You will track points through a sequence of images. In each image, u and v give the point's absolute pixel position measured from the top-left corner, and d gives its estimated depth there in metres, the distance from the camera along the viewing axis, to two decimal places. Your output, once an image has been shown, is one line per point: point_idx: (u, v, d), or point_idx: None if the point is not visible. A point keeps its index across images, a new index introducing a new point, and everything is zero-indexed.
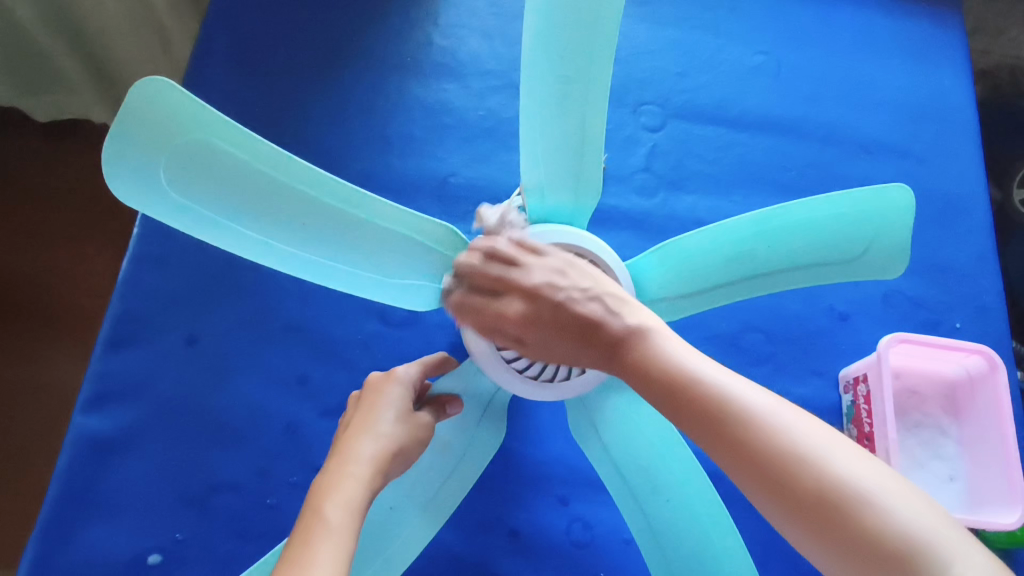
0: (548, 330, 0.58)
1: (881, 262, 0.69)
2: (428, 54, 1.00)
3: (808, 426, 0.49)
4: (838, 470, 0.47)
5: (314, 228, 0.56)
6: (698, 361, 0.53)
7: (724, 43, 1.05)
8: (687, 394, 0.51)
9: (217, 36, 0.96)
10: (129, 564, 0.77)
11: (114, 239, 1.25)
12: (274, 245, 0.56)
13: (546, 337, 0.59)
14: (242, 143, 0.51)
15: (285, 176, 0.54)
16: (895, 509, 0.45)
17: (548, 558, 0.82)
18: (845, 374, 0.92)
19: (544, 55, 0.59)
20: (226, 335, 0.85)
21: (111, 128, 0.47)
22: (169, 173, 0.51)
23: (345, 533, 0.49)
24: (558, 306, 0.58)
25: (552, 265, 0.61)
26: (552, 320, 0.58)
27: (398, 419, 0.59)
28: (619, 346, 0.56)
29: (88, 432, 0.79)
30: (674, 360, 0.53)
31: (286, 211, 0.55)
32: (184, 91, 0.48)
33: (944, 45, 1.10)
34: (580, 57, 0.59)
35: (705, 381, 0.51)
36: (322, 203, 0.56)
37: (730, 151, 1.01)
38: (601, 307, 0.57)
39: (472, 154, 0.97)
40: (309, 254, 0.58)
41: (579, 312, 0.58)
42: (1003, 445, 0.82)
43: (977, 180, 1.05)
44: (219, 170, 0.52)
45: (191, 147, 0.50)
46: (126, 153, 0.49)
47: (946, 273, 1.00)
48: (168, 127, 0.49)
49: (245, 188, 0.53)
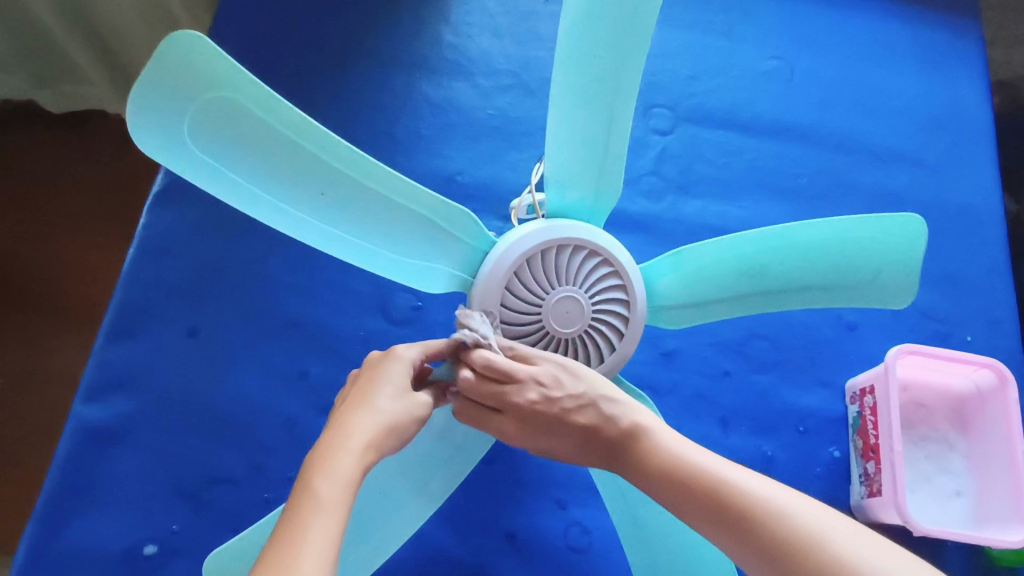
0: (547, 437, 0.62)
1: (890, 289, 0.68)
2: (439, 51, 1.00)
3: (762, 482, 0.55)
4: (790, 517, 0.52)
5: (334, 198, 0.56)
6: (674, 440, 0.60)
7: (738, 46, 1.04)
8: (664, 467, 0.59)
9: (226, 29, 0.96)
10: (124, 555, 0.77)
11: (122, 230, 1.25)
12: (288, 211, 0.56)
13: (547, 443, 0.63)
14: (270, 107, 0.50)
15: (310, 144, 0.53)
16: (840, 542, 0.50)
17: (544, 562, 0.81)
18: (851, 385, 0.91)
19: (575, 50, 0.58)
20: (227, 328, 0.84)
21: (141, 78, 0.46)
22: (193, 129, 0.49)
23: (336, 508, 0.48)
24: (555, 420, 0.61)
25: (546, 374, 0.61)
26: (551, 428, 0.62)
27: (396, 396, 0.58)
28: (617, 443, 0.62)
29: (86, 420, 0.79)
30: (681, 457, 0.59)
31: (307, 180, 0.55)
32: (216, 47, 0.46)
33: (961, 54, 1.09)
34: (613, 56, 0.58)
35: (676, 453, 0.59)
36: (343, 174, 0.55)
37: (741, 156, 1.00)
38: (597, 412, 0.62)
39: (479, 153, 0.97)
40: (325, 225, 0.58)
41: (575, 421, 0.62)
42: (1012, 462, 0.81)
43: (991, 191, 1.04)
44: (246, 130, 0.51)
45: (219, 107, 0.49)
46: (152, 106, 0.47)
47: (958, 285, 0.99)
48: (197, 82, 0.47)
49: (269, 152, 0.52)
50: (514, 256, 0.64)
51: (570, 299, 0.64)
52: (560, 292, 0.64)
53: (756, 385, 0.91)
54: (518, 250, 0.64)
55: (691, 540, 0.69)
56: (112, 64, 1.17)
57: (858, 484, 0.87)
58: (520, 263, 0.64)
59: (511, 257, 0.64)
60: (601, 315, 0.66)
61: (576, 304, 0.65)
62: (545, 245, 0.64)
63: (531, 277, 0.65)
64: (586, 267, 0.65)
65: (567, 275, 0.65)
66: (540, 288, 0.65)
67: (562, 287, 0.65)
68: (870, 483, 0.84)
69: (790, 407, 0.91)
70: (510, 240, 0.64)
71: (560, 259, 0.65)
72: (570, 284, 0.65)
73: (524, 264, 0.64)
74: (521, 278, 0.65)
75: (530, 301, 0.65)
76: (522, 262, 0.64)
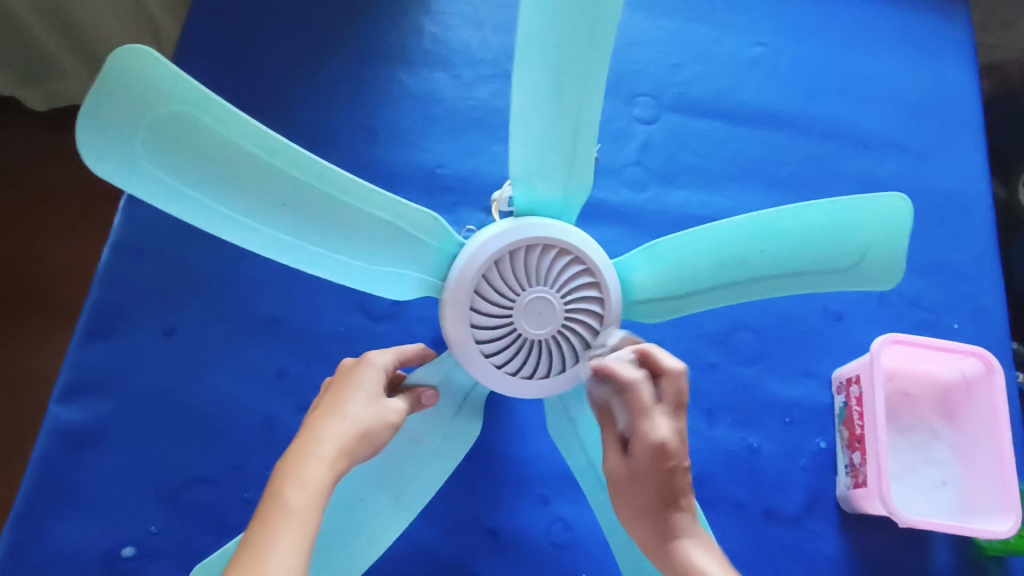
0: (657, 476, 0.59)
1: (873, 275, 0.67)
2: (419, 42, 0.98)
3: None
4: None
5: (297, 211, 0.55)
6: (703, 548, 0.60)
7: (723, 33, 1.02)
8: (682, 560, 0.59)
9: (202, 21, 0.94)
10: (102, 558, 0.76)
11: (102, 225, 1.23)
12: (252, 227, 0.54)
13: (650, 481, 0.60)
14: (225, 119, 0.49)
15: (266, 155, 0.52)
16: None
17: (526, 558, 0.81)
18: (838, 374, 0.90)
19: (540, 41, 0.57)
20: (204, 327, 0.83)
21: (91, 90, 0.45)
22: (146, 148, 0.48)
23: (305, 517, 0.48)
24: (677, 466, 0.60)
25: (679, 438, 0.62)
26: (664, 465, 0.59)
27: (367, 402, 0.58)
28: (677, 526, 0.60)
29: (62, 423, 0.78)
30: (698, 558, 0.59)
31: (268, 191, 0.53)
32: (163, 59, 0.45)
33: (950, 38, 1.07)
34: (579, 50, 0.57)
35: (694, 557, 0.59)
36: (304, 185, 0.54)
37: (725, 145, 0.99)
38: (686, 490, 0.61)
39: (459, 146, 0.95)
40: (288, 236, 0.56)
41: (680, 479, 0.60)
42: (999, 449, 0.80)
43: (980, 177, 1.03)
44: (201, 145, 0.49)
45: (173, 119, 0.48)
46: (105, 125, 0.46)
47: (945, 272, 0.98)
48: (146, 98, 0.46)
49: (227, 164, 0.51)
50: (483, 258, 0.63)
51: (542, 299, 0.63)
52: (531, 293, 0.63)
53: (741, 376, 0.90)
54: (485, 253, 0.63)
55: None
56: (89, 60, 1.14)
57: (844, 475, 0.87)
58: (488, 265, 0.63)
59: (479, 259, 0.63)
60: (574, 314, 0.65)
61: (548, 304, 0.63)
62: (513, 246, 0.63)
63: (500, 279, 0.64)
64: (557, 266, 0.64)
65: (537, 276, 0.64)
66: (510, 289, 0.64)
67: (533, 287, 0.63)
68: (855, 474, 0.84)
69: (776, 399, 0.90)
70: (476, 243, 0.63)
71: (530, 259, 0.64)
72: (541, 284, 0.64)
73: (493, 266, 0.64)
74: (490, 280, 0.64)
75: (500, 302, 0.64)
76: (491, 264, 0.63)
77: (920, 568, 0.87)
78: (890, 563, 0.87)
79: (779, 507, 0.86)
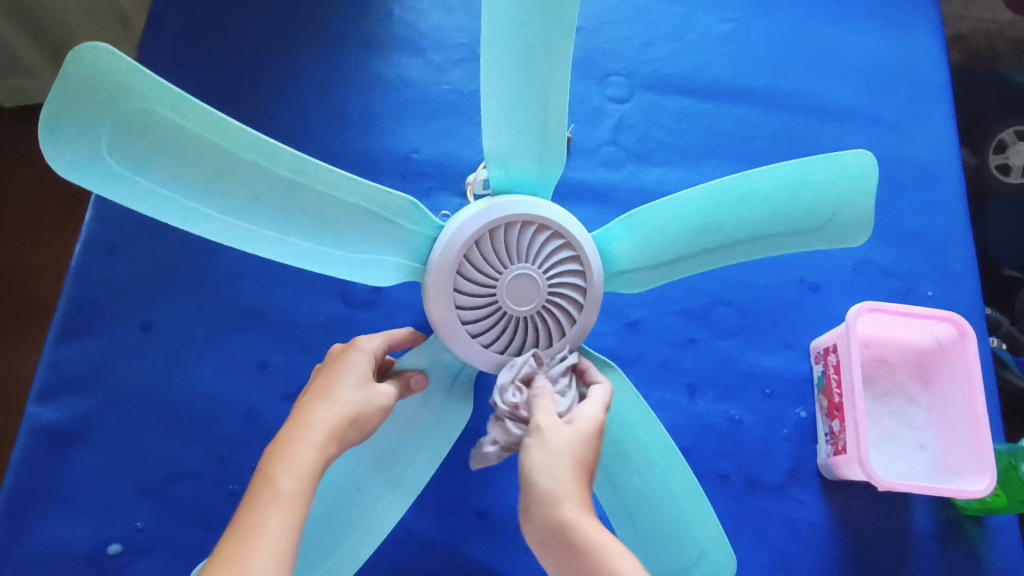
0: (570, 449, 0.56)
1: (846, 232, 0.67)
2: (389, 27, 0.97)
3: None
4: None
5: (271, 200, 0.54)
6: (594, 525, 0.53)
7: (693, 10, 1.02)
8: (567, 537, 0.53)
9: (167, 15, 0.93)
10: (88, 555, 0.75)
11: (76, 223, 1.22)
12: (228, 221, 0.54)
13: (558, 454, 0.56)
14: (188, 111, 0.48)
15: (234, 147, 0.51)
16: None
17: (516, 539, 0.81)
18: (816, 345, 0.92)
19: (506, 11, 0.56)
20: (182, 321, 0.82)
21: (51, 93, 0.44)
22: (113, 147, 0.47)
23: (293, 501, 0.48)
24: (584, 438, 0.57)
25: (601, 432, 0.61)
26: (581, 440, 0.57)
27: (357, 387, 0.58)
28: (566, 514, 0.53)
29: (41, 422, 0.77)
30: (586, 534, 0.52)
31: (238, 185, 0.53)
32: (118, 53, 0.44)
33: (918, 8, 1.08)
34: (545, 23, 0.57)
35: (582, 531, 0.52)
36: (276, 176, 0.54)
37: (699, 122, 0.99)
38: (585, 470, 0.57)
39: (433, 130, 0.95)
40: (262, 229, 0.55)
41: (584, 452, 0.57)
42: (973, 410, 0.81)
43: (950, 145, 1.04)
44: (167, 140, 0.49)
45: (136, 116, 0.47)
46: (68, 125, 0.46)
47: (917, 240, 0.99)
48: (107, 96, 0.45)
49: (195, 160, 0.50)
50: (464, 237, 0.63)
51: (525, 277, 0.63)
52: (515, 270, 0.63)
53: (721, 350, 0.91)
54: (466, 232, 0.63)
55: (683, 524, 0.68)
56: (54, 54, 1.12)
57: (824, 444, 0.88)
58: (469, 245, 0.63)
59: (459, 240, 0.63)
60: (557, 290, 0.65)
61: (532, 281, 0.63)
62: (493, 225, 0.63)
63: (483, 258, 0.64)
64: (538, 243, 0.64)
65: (519, 253, 0.64)
66: (493, 268, 0.64)
67: (516, 265, 0.63)
68: (834, 442, 0.85)
69: (755, 371, 0.91)
70: (455, 224, 0.63)
71: (511, 237, 0.64)
72: (524, 261, 0.64)
73: (474, 246, 0.63)
74: (472, 261, 0.64)
75: (483, 282, 0.63)
76: (471, 245, 0.63)
77: (901, 531, 0.88)
78: (873, 528, 0.88)
79: (762, 478, 0.88)
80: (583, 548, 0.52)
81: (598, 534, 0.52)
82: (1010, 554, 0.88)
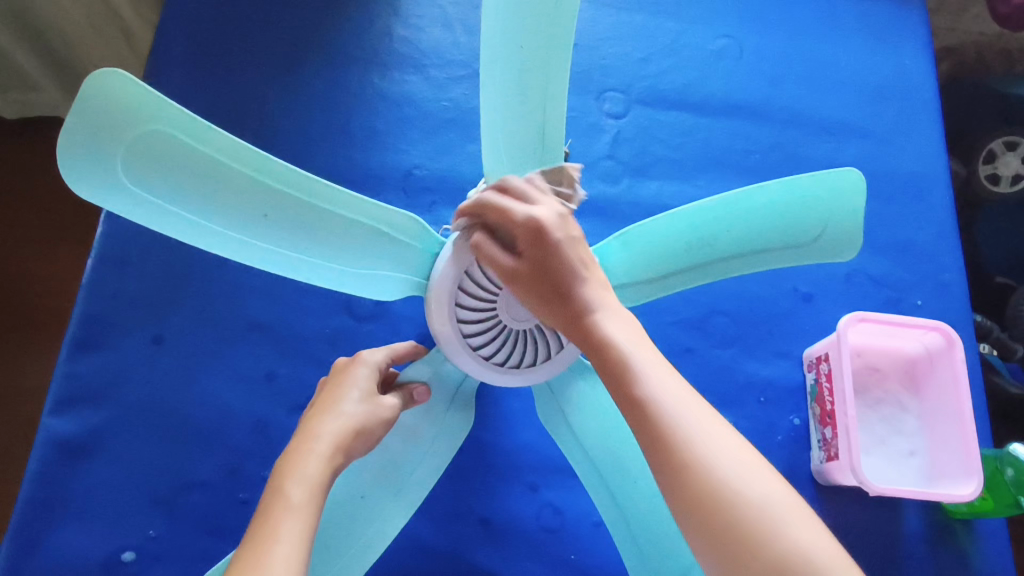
0: (534, 275, 0.58)
1: (832, 246, 0.70)
2: (391, 45, 1.00)
3: (674, 384, 0.52)
4: (682, 421, 0.50)
5: (279, 219, 0.55)
6: (605, 314, 0.56)
7: (687, 27, 1.05)
8: (581, 330, 0.57)
9: (173, 34, 0.96)
10: (103, 564, 0.77)
11: (84, 237, 1.24)
12: (235, 236, 0.55)
13: (530, 286, 0.58)
14: (201, 134, 0.49)
15: (246, 168, 0.52)
16: (724, 460, 0.48)
17: (518, 545, 0.83)
18: (808, 354, 0.94)
19: (505, 40, 0.59)
20: (192, 334, 0.85)
21: (67, 118, 0.44)
22: (127, 168, 0.48)
23: (306, 508, 0.50)
24: (540, 257, 0.57)
25: (554, 209, 0.59)
26: (541, 260, 0.57)
27: (362, 399, 0.60)
28: (571, 316, 0.57)
29: (56, 434, 0.79)
30: (593, 327, 0.56)
31: (249, 205, 0.53)
32: (137, 81, 0.44)
33: (906, 24, 1.11)
34: (540, 50, 0.59)
35: (591, 322, 0.56)
36: (286, 196, 0.54)
37: (694, 136, 1.02)
38: (562, 274, 0.57)
39: (435, 146, 0.97)
40: (272, 245, 0.57)
41: (552, 262, 0.57)
42: (960, 418, 0.84)
43: (938, 157, 1.07)
44: (179, 161, 0.49)
45: (150, 138, 0.48)
46: (83, 147, 0.46)
47: (907, 251, 1.02)
48: (123, 121, 0.46)
49: (206, 180, 0.51)
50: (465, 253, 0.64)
51: None
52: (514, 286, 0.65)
53: (717, 359, 0.93)
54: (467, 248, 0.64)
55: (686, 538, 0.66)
56: (62, 72, 1.16)
57: (817, 451, 0.90)
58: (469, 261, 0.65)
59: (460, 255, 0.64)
60: None
61: None
62: None
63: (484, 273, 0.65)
64: None
65: None
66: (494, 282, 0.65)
67: None
68: (827, 448, 0.87)
69: (750, 379, 0.93)
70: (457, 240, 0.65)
71: None
72: None
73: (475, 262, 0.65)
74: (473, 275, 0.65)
75: (483, 296, 0.66)
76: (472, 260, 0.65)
77: (893, 535, 0.91)
78: (866, 532, 0.90)
79: None
80: (596, 339, 0.55)
81: (603, 326, 0.56)
82: (998, 556, 0.91)
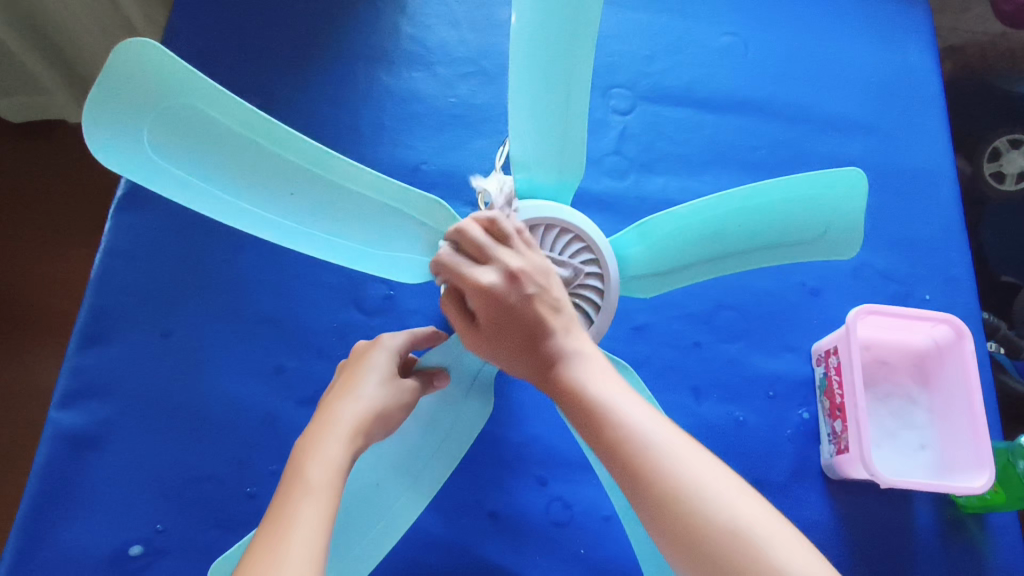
0: (498, 333, 0.60)
1: (841, 241, 0.70)
2: (398, 42, 1.00)
3: (635, 404, 0.55)
4: (642, 433, 0.53)
5: (305, 197, 0.56)
6: (575, 353, 0.59)
7: (693, 24, 1.06)
8: (549, 370, 0.59)
9: (182, 32, 0.96)
10: (110, 558, 0.77)
11: (90, 237, 1.25)
12: (264, 215, 0.55)
13: (495, 339, 0.60)
14: (224, 106, 0.50)
15: (270, 143, 0.52)
16: (681, 464, 0.51)
17: (527, 538, 0.83)
18: (817, 348, 0.94)
19: (532, 29, 0.59)
20: (200, 328, 0.85)
21: (94, 85, 0.46)
22: (154, 140, 0.49)
23: (325, 492, 0.50)
24: (505, 315, 0.58)
25: (523, 263, 0.59)
26: (506, 321, 0.59)
27: (382, 383, 0.60)
28: (544, 359, 0.59)
29: (64, 427, 0.79)
30: (561, 368, 0.58)
31: (275, 181, 0.54)
32: (162, 49, 0.46)
33: (910, 21, 1.11)
34: (564, 39, 0.60)
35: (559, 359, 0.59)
36: (310, 172, 0.55)
37: (701, 132, 1.02)
38: (534, 329, 0.59)
39: (442, 141, 0.97)
40: (302, 226, 0.57)
41: (519, 320, 0.58)
42: (971, 411, 0.84)
43: (944, 153, 1.07)
44: (203, 134, 0.50)
45: (175, 110, 0.49)
46: (110, 118, 0.47)
47: (915, 246, 1.02)
48: (151, 92, 0.48)
49: (230, 154, 0.52)
50: None
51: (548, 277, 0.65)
52: None
53: (725, 353, 0.93)
54: None
55: None
56: (68, 74, 1.16)
57: (828, 444, 0.90)
58: None
59: None
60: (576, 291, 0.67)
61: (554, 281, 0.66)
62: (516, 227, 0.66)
63: None
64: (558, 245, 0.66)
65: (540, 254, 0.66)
66: None
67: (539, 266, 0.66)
68: (837, 441, 0.87)
69: (759, 373, 0.93)
70: None
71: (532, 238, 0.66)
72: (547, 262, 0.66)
73: None
74: None
75: None
76: None
77: (904, 530, 0.90)
78: (876, 526, 0.90)
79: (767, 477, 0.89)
80: (563, 378, 0.58)
81: (569, 372, 0.58)
82: (1010, 551, 0.90)
